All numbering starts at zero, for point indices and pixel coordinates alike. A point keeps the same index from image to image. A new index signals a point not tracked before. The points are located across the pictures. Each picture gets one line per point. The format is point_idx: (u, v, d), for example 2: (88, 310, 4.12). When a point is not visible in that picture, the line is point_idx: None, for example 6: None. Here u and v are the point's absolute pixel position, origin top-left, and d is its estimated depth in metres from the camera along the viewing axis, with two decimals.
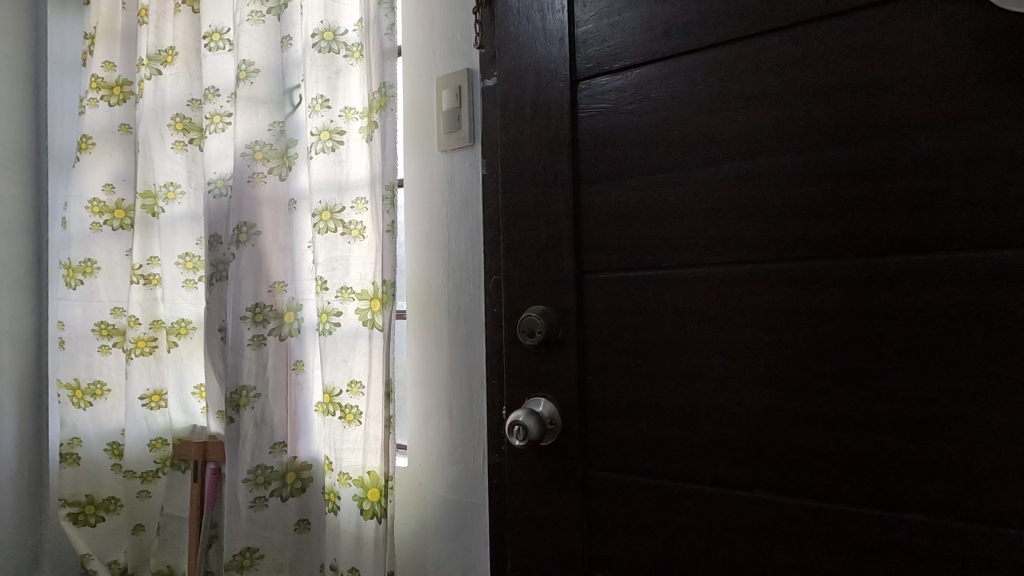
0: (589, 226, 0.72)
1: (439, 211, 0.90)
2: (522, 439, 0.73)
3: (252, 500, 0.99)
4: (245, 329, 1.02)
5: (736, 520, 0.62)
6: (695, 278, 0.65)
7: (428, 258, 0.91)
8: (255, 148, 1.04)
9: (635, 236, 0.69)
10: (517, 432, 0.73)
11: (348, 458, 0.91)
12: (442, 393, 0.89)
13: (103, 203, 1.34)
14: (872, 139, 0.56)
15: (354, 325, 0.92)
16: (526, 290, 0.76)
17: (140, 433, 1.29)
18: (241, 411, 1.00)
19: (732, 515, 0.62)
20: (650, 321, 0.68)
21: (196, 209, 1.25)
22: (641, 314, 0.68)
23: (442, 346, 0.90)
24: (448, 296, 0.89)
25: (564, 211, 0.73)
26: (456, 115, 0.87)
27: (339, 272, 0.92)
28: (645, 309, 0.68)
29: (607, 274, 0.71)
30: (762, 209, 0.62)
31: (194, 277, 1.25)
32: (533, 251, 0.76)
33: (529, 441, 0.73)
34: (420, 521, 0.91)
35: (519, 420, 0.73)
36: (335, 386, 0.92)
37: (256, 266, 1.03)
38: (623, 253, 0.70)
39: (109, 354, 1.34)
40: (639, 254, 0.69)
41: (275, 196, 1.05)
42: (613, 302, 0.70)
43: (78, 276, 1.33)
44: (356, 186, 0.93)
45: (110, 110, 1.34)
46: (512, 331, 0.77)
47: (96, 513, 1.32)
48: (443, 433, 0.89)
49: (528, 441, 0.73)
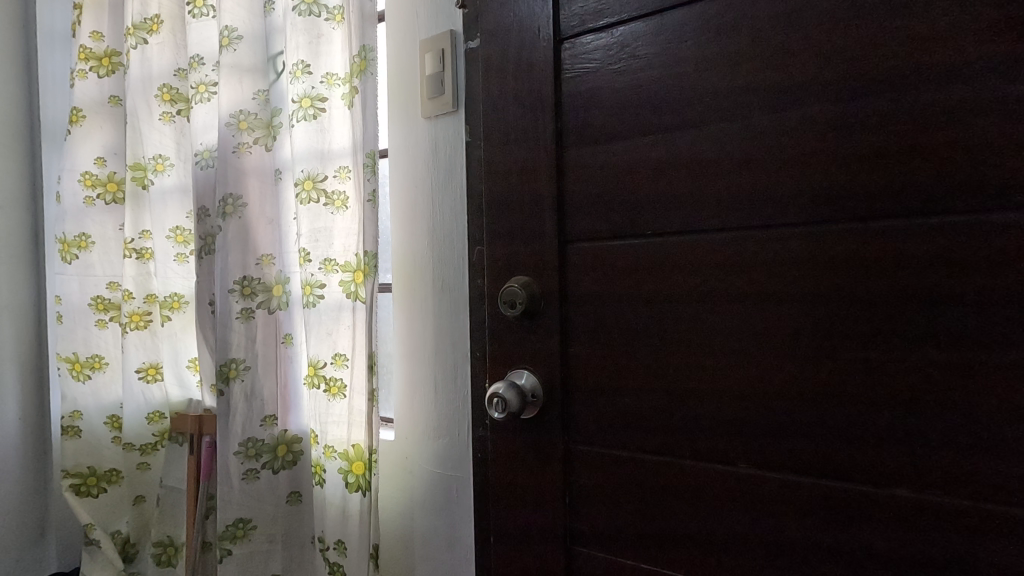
0: (575, 193, 0.69)
1: (425, 181, 0.86)
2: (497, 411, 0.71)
3: (243, 473, 1.00)
4: (233, 303, 1.01)
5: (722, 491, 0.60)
6: (680, 249, 0.62)
7: (413, 230, 0.88)
8: (239, 117, 1.01)
9: (619, 203, 0.66)
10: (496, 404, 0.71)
11: (333, 431, 0.90)
12: (428, 367, 0.87)
13: (96, 176, 1.32)
14: (867, 98, 0.53)
15: (338, 298, 0.89)
16: (509, 260, 0.74)
17: (139, 407, 1.29)
18: (231, 383, 1.01)
19: (718, 491, 0.60)
20: (635, 287, 0.65)
21: (185, 182, 1.23)
22: (628, 281, 0.66)
23: (426, 320, 0.87)
24: (432, 267, 0.86)
25: (549, 178, 0.70)
26: (439, 80, 0.83)
27: (322, 244, 0.90)
28: (629, 275, 0.66)
29: (591, 244, 0.68)
30: (749, 175, 0.58)
31: (185, 251, 1.24)
32: (516, 220, 0.73)
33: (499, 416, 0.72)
34: (406, 496, 0.91)
35: (499, 392, 0.71)
36: (319, 358, 0.90)
37: (242, 239, 1.01)
38: (606, 221, 0.67)
39: (106, 328, 1.35)
40: (625, 224, 0.66)
41: (261, 167, 1.02)
42: (599, 269, 0.68)
43: (73, 250, 1.32)
44: (339, 155, 0.90)
45: (99, 82, 1.32)
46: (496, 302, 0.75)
47: (98, 485, 1.35)
48: (429, 408, 0.87)
49: (507, 415, 0.71)
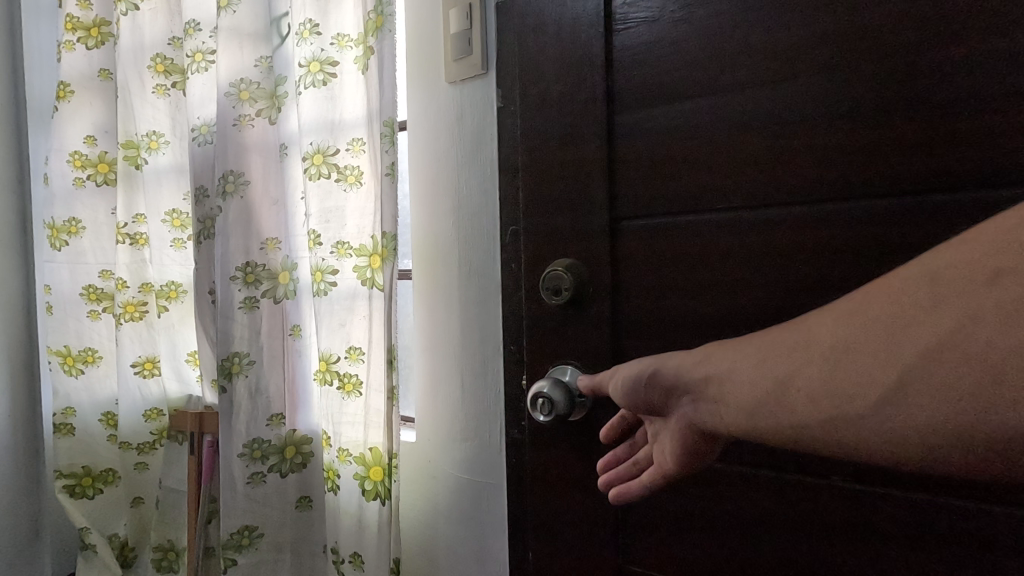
0: (627, 164, 0.61)
1: (449, 154, 0.77)
2: (544, 416, 0.62)
3: (249, 476, 0.92)
4: (235, 291, 0.92)
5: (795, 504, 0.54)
6: (754, 225, 0.55)
7: (435, 208, 0.78)
8: (240, 87, 0.92)
9: (681, 174, 0.58)
10: (547, 408, 0.61)
11: (347, 433, 0.81)
12: (453, 360, 0.78)
13: (86, 157, 1.21)
14: (994, 47, 0.45)
15: (352, 285, 0.80)
16: (550, 241, 0.65)
17: (134, 405, 1.21)
18: (234, 380, 0.92)
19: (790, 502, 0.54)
20: (700, 271, 0.57)
21: (181, 161, 1.13)
22: (691, 263, 0.58)
23: (451, 310, 0.78)
24: (458, 249, 0.77)
25: (596, 147, 0.62)
26: (466, 39, 0.74)
27: (333, 225, 0.81)
28: (692, 257, 0.58)
29: (646, 221, 0.60)
30: (841, 140, 0.51)
31: (183, 236, 1.15)
32: (559, 196, 0.64)
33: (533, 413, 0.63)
34: (428, 502, 0.82)
35: (543, 391, 0.61)
36: (331, 353, 0.81)
37: (245, 221, 0.92)
38: (665, 195, 0.59)
39: (99, 320, 1.25)
40: (688, 197, 0.58)
41: (264, 141, 0.93)
42: (657, 250, 0.60)
43: (63, 236, 1.22)
44: (351, 125, 0.80)
45: (87, 54, 1.21)
46: (534, 289, 0.66)
47: (93, 486, 1.26)
48: (453, 406, 0.79)
49: (553, 416, 0.62)
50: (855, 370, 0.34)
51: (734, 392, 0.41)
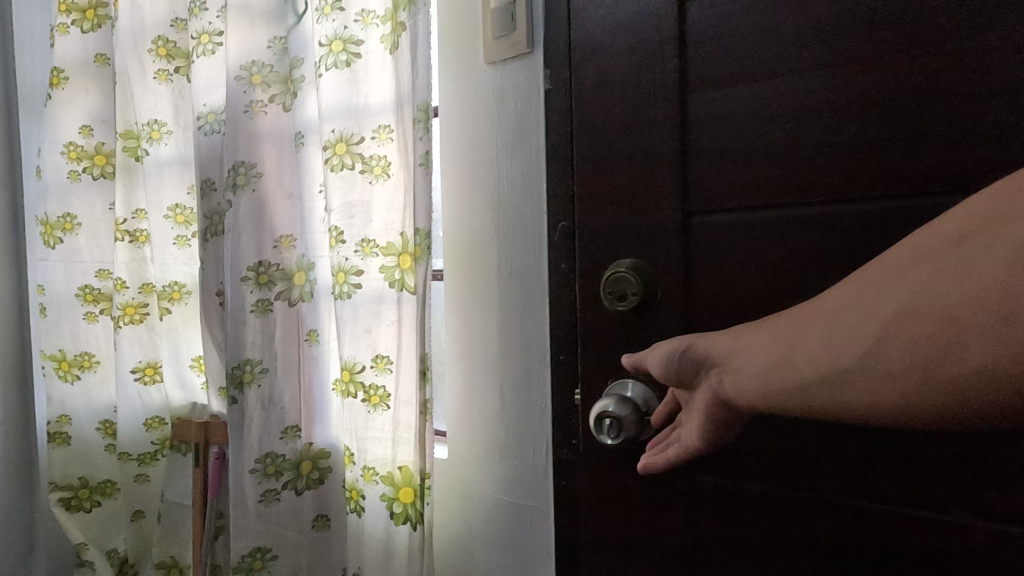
0: (701, 153, 0.54)
1: (487, 143, 0.69)
2: (614, 437, 0.55)
3: (262, 494, 0.85)
4: (247, 293, 0.85)
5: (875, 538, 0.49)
6: (851, 220, 0.48)
7: (472, 203, 0.71)
8: (251, 70, 0.84)
9: (767, 164, 0.51)
10: (619, 429, 0.54)
11: (373, 450, 0.74)
12: (490, 370, 0.71)
13: (81, 148, 1.12)
14: None
15: (378, 287, 0.73)
16: (609, 240, 0.58)
17: (133, 412, 1.13)
18: (246, 389, 0.84)
19: (872, 539, 0.49)
20: (791, 276, 0.50)
21: (185, 152, 1.05)
22: (779, 266, 0.51)
23: (489, 314, 0.71)
24: (497, 248, 0.69)
25: (663, 134, 0.55)
26: (509, 14, 0.66)
27: (357, 221, 0.73)
28: (779, 258, 0.51)
29: (724, 215, 0.53)
30: (968, 121, 0.43)
31: (186, 233, 1.07)
32: (620, 188, 0.57)
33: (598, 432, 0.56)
34: (463, 524, 0.75)
35: (610, 411, 0.55)
36: (355, 361, 0.74)
37: (257, 216, 0.84)
38: (747, 188, 0.52)
39: (96, 323, 1.16)
40: (775, 189, 0.51)
41: (277, 130, 0.85)
42: (738, 251, 0.53)
43: (57, 233, 1.13)
44: (377, 111, 0.72)
45: (83, 38, 1.11)
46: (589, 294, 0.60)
47: (91, 498, 1.18)
48: (491, 420, 0.71)
49: (622, 439, 0.55)
50: (849, 325, 0.35)
51: (742, 363, 0.41)
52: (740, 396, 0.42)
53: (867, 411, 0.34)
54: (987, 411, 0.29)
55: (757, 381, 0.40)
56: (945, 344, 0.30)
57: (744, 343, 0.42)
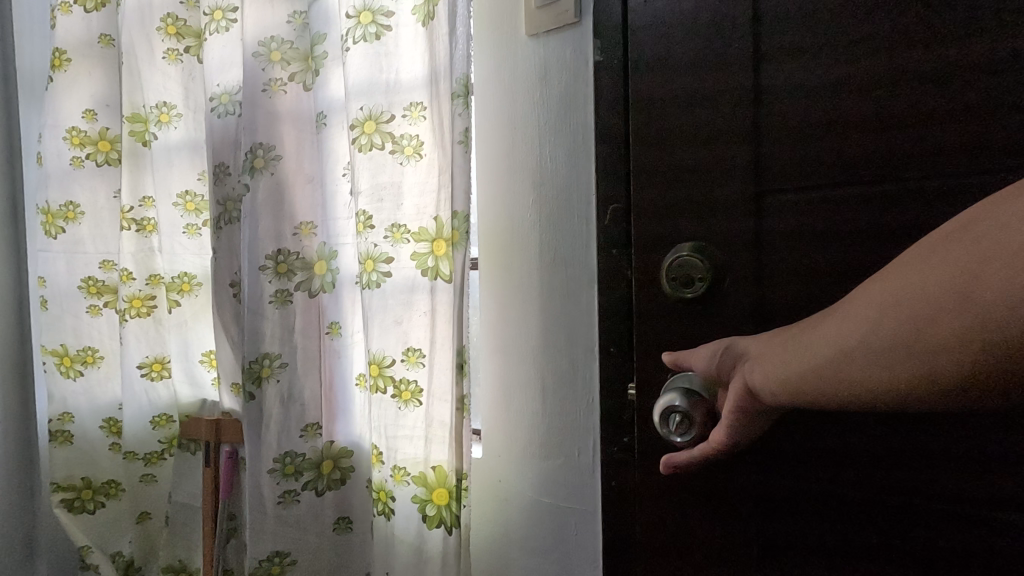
0: (778, 125, 0.48)
1: (528, 120, 0.65)
2: (682, 438, 0.48)
3: (280, 496, 0.80)
4: (265, 283, 0.80)
5: (977, 554, 0.43)
6: (948, 194, 0.43)
7: (511, 186, 0.67)
8: (270, 45, 0.79)
9: (856, 137, 0.46)
10: (686, 427, 0.48)
11: (404, 448, 0.69)
12: (530, 364, 0.67)
13: (84, 133, 1.07)
14: None
15: (409, 275, 0.68)
16: (671, 222, 0.53)
17: (140, 409, 1.08)
18: (264, 384, 0.80)
19: (979, 551, 0.43)
20: (885, 261, 0.45)
21: (196, 137, 1.01)
22: (871, 251, 0.45)
23: (530, 305, 0.66)
24: (538, 234, 0.65)
25: (734, 104, 0.50)
26: None
27: (387, 204, 0.69)
28: (870, 242, 0.45)
29: (802, 192, 0.48)
30: None
31: (197, 222, 1.02)
32: (682, 165, 0.52)
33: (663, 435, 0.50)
34: (497, 528, 0.71)
35: (677, 408, 0.48)
36: (385, 355, 0.69)
37: (276, 201, 0.80)
38: (832, 164, 0.46)
39: (100, 316, 1.11)
40: (860, 161, 0.46)
41: (298, 110, 0.80)
42: (822, 234, 0.47)
43: (58, 222, 1.08)
44: (409, 87, 0.68)
45: (86, 17, 1.05)
46: (647, 282, 0.55)
47: (94, 499, 1.13)
48: (531, 417, 0.67)
49: (692, 439, 0.48)
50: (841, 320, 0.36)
51: (755, 366, 0.42)
52: (762, 383, 0.41)
53: (865, 386, 0.34)
54: (958, 380, 0.30)
55: (776, 365, 0.40)
56: (918, 326, 0.31)
57: (774, 335, 0.42)
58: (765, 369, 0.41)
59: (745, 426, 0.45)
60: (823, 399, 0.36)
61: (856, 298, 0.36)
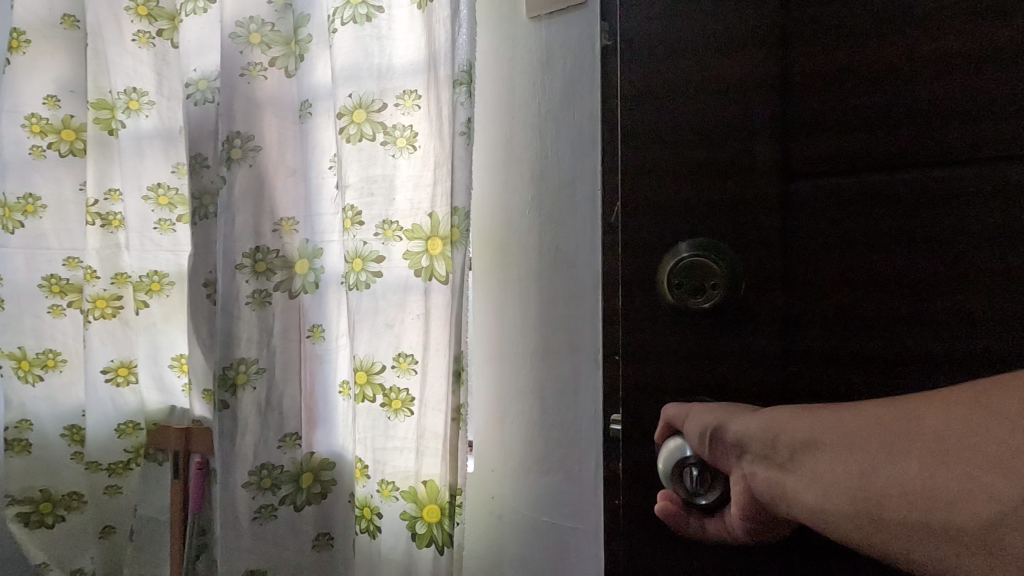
0: (812, 85, 0.36)
1: (529, 111, 0.61)
2: (708, 495, 0.36)
3: (256, 512, 0.74)
4: (241, 283, 0.74)
5: None
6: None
7: (509, 181, 0.62)
8: (249, 27, 0.74)
9: (926, 98, 0.33)
10: (711, 482, 0.36)
11: (393, 461, 0.65)
12: (528, 371, 0.62)
13: (45, 121, 0.97)
14: None
15: (403, 275, 0.63)
16: (663, 207, 0.39)
17: (104, 418, 1.00)
18: (239, 393, 0.74)
19: None
20: (963, 264, 0.33)
21: (169, 127, 0.95)
22: (936, 256, 0.33)
23: (528, 308, 0.62)
24: (536, 233, 0.61)
25: (755, 61, 0.37)
26: None
27: (379, 198, 0.64)
28: (927, 239, 0.33)
29: (832, 173, 0.35)
30: None
31: (171, 217, 0.96)
32: (678, 129, 0.39)
33: (678, 497, 0.37)
34: (491, 548, 0.66)
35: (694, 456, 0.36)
36: (375, 361, 0.64)
37: (255, 194, 0.74)
38: (885, 136, 0.34)
39: (63, 317, 1.02)
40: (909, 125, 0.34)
41: (279, 97, 0.75)
42: (867, 232, 0.35)
43: (16, 216, 0.98)
44: (403, 74, 0.63)
45: None
46: (642, 298, 0.40)
47: (54, 513, 1.01)
48: (528, 429, 0.63)
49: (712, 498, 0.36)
50: (919, 451, 0.26)
51: (768, 471, 0.33)
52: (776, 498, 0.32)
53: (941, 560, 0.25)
54: None
55: (803, 480, 0.30)
56: None
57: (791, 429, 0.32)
58: (781, 480, 0.32)
59: (757, 527, 0.35)
60: (858, 546, 0.28)
61: (937, 425, 0.26)
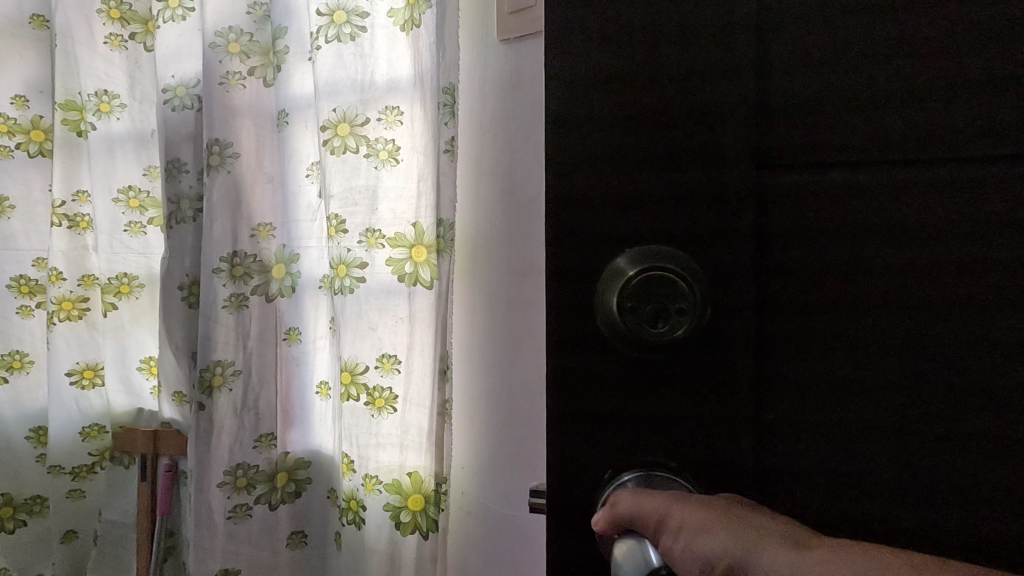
0: (778, 57, 0.28)
1: (502, 128, 0.65)
2: None
3: (231, 510, 0.76)
4: (219, 287, 0.76)
5: None
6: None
7: (483, 193, 0.66)
8: (228, 37, 0.76)
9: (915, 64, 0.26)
10: None
11: (377, 457, 0.68)
12: (500, 372, 0.66)
13: (12, 121, 0.96)
14: None
15: (385, 280, 0.67)
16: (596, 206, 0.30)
17: (65, 421, 0.98)
18: (214, 393, 0.76)
19: None
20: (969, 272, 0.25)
21: (142, 130, 0.95)
22: (918, 278, 0.26)
23: (500, 313, 0.66)
24: (508, 242, 0.65)
25: (704, 26, 0.29)
26: None
27: (362, 207, 0.67)
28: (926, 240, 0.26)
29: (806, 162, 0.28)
30: None
31: (141, 219, 0.96)
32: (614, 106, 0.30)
33: None
34: (464, 539, 0.70)
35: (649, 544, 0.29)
36: (358, 361, 0.67)
37: (232, 200, 0.76)
38: (872, 116, 0.27)
39: (30, 318, 1.00)
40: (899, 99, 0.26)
41: (257, 106, 0.77)
42: (849, 249, 0.27)
43: None
44: (386, 91, 0.66)
45: None
46: (580, 325, 0.31)
47: (14, 517, 0.99)
48: (499, 427, 0.66)
49: None
50: None
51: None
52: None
53: None
54: None
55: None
56: None
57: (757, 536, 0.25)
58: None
59: None
60: None
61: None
